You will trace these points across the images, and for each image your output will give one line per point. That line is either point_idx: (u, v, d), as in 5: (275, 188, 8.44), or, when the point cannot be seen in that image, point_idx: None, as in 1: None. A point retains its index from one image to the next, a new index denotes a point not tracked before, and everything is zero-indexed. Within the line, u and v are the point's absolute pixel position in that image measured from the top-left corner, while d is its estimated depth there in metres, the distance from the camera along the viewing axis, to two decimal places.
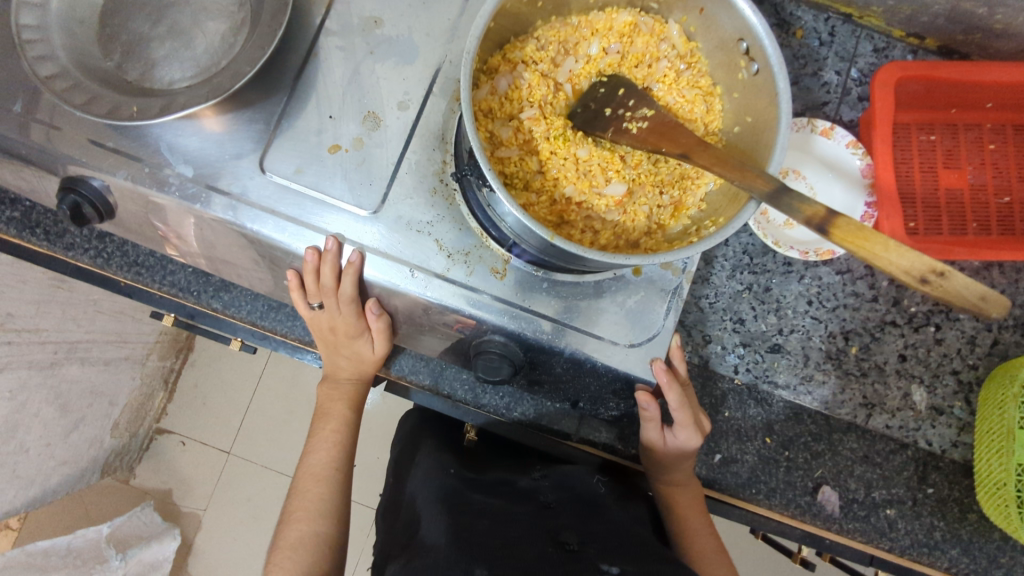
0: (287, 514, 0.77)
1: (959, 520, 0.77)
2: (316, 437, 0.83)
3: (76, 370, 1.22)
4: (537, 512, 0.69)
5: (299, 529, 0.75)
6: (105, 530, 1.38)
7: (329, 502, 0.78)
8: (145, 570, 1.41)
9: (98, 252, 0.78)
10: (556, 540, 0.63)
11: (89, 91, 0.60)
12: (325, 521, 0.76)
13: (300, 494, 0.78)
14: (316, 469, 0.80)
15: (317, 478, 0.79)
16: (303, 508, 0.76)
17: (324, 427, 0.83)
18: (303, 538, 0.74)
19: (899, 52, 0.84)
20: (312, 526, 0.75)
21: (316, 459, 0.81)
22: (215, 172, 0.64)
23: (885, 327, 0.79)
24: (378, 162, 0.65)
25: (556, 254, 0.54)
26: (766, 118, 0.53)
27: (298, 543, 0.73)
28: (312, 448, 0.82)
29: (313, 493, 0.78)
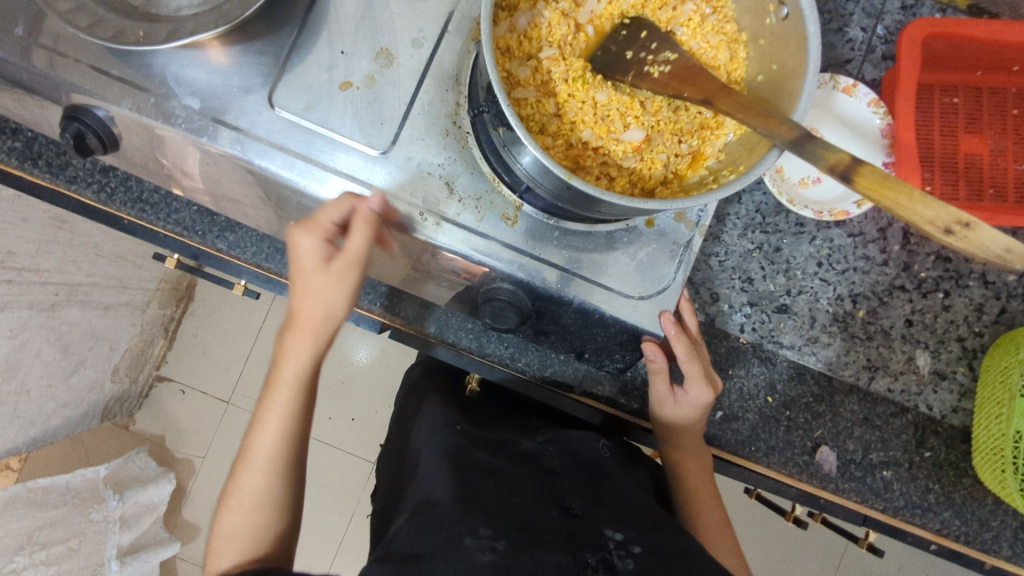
0: (228, 497, 0.69)
1: (954, 484, 0.78)
2: (264, 407, 0.69)
3: (76, 313, 1.22)
4: (541, 476, 0.70)
5: (232, 521, 0.68)
6: (105, 471, 1.37)
7: (274, 500, 0.69)
8: (142, 511, 1.44)
9: (101, 186, 0.75)
10: (560, 505, 0.64)
11: (93, 14, 0.58)
12: (266, 517, 0.68)
13: (242, 475, 0.69)
14: (261, 457, 0.68)
15: (259, 472, 0.68)
16: (244, 493, 0.68)
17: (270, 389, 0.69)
18: (238, 530, 0.67)
19: (928, 9, 0.81)
20: (251, 526, 0.68)
21: (260, 445, 0.69)
22: (222, 105, 0.62)
23: (893, 291, 0.79)
24: (390, 101, 0.64)
25: (571, 196, 0.53)
26: (793, 65, 0.52)
27: (234, 532, 0.67)
28: (258, 424, 0.69)
29: (254, 484, 0.68)
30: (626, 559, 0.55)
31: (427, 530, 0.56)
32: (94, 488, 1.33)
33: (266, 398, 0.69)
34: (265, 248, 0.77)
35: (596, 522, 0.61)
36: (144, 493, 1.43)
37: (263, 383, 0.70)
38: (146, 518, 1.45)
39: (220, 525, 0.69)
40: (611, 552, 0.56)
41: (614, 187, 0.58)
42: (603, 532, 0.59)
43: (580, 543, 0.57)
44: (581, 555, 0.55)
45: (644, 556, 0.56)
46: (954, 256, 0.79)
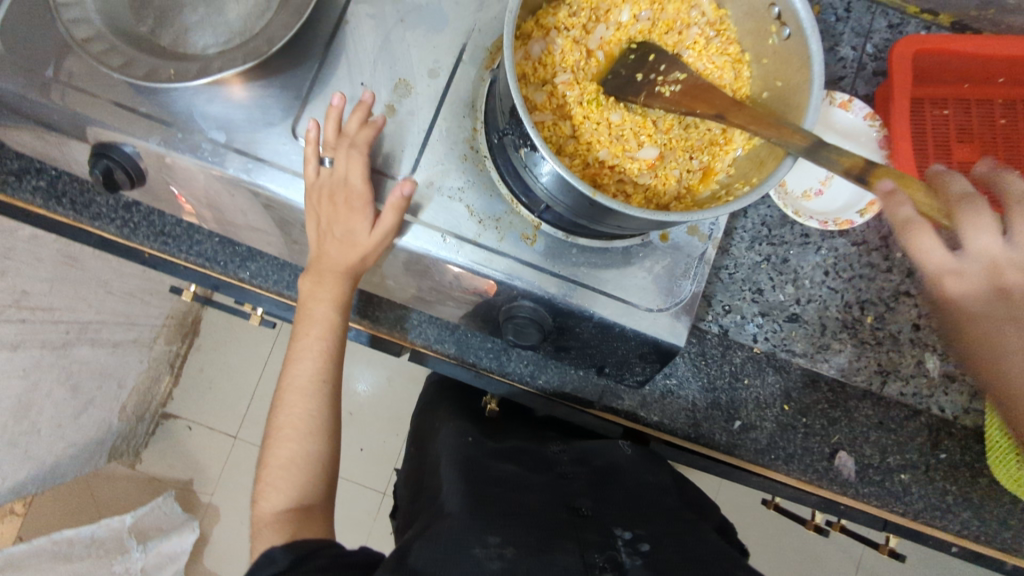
0: (273, 430, 0.67)
1: (971, 484, 0.79)
2: (300, 339, 0.69)
3: (86, 351, 1.22)
4: (552, 481, 0.72)
5: (289, 449, 0.66)
6: (129, 521, 1.39)
7: (319, 418, 0.68)
8: (161, 562, 1.41)
9: (125, 222, 0.77)
10: (569, 505, 0.68)
11: (125, 54, 0.61)
12: (317, 438, 0.67)
13: (285, 406, 0.68)
14: (301, 376, 0.68)
15: (304, 392, 0.68)
16: (294, 417, 0.67)
17: (304, 318, 0.69)
18: (295, 457, 0.66)
19: (914, 27, 0.86)
20: (304, 445, 0.66)
21: (300, 369, 0.68)
22: (247, 137, 0.64)
23: (899, 297, 0.81)
24: (410, 129, 0.66)
25: (590, 211, 0.55)
26: (798, 82, 0.54)
27: (290, 462, 0.66)
28: (295, 355, 0.69)
29: (300, 407, 0.67)
30: (634, 556, 0.59)
31: (440, 538, 0.55)
32: (117, 537, 1.34)
33: (301, 326, 0.69)
34: (286, 276, 0.78)
35: (603, 522, 0.65)
36: (166, 542, 1.42)
37: (296, 316, 0.70)
38: (168, 571, 1.41)
39: (268, 462, 0.66)
40: (620, 550, 0.60)
41: (631, 202, 0.60)
42: (612, 531, 0.63)
43: (589, 543, 0.60)
44: (590, 555, 0.58)
45: (653, 553, 0.59)
46: None
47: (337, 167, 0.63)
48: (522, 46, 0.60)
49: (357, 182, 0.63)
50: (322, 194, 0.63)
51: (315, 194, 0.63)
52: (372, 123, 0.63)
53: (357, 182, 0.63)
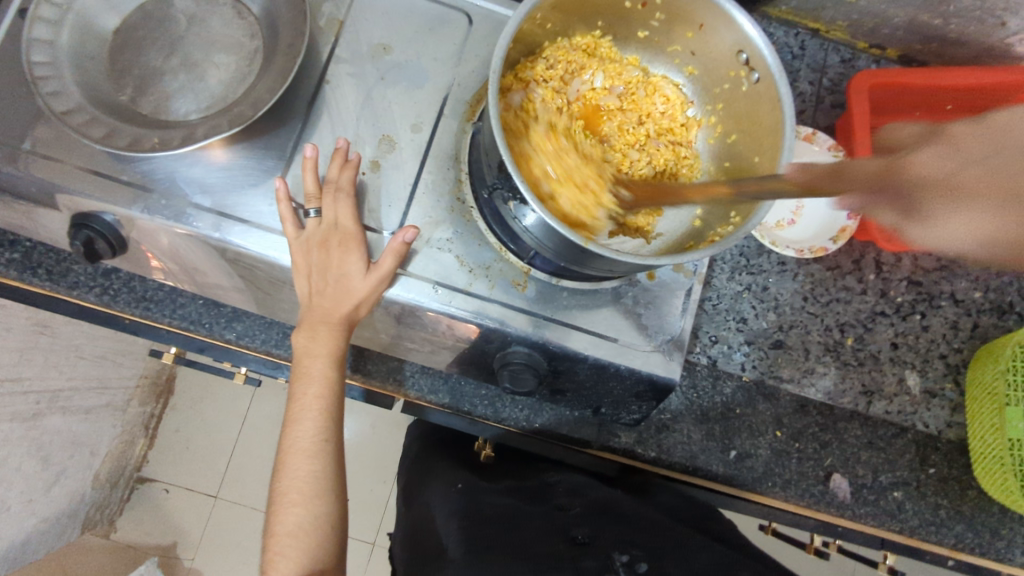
0: (276, 497, 0.65)
1: (961, 497, 0.81)
2: (296, 400, 0.67)
3: (58, 422, 1.18)
4: (548, 513, 0.71)
5: (297, 515, 0.63)
6: None
7: (323, 478, 0.65)
8: None
9: (103, 289, 0.75)
10: (567, 536, 0.66)
11: (106, 125, 0.60)
12: (324, 501, 0.65)
13: (287, 470, 0.65)
14: (302, 438, 0.66)
15: (306, 454, 0.65)
16: (298, 481, 0.64)
17: (300, 377, 0.67)
18: (304, 524, 0.63)
19: (864, 61, 0.91)
20: (312, 509, 0.64)
21: (301, 431, 0.66)
22: (232, 200, 0.64)
23: (875, 318, 0.84)
24: (395, 183, 0.67)
25: (581, 257, 0.56)
26: (770, 123, 0.56)
27: (299, 529, 0.63)
28: (293, 417, 0.67)
29: (305, 469, 0.65)
30: None
31: None
32: None
33: (297, 385, 0.67)
34: (275, 334, 0.77)
35: (603, 548, 0.63)
36: None
37: (291, 376, 0.68)
38: None
39: (275, 531, 0.63)
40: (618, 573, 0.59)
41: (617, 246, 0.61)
42: (610, 556, 0.61)
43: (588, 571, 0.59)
44: None
45: None
46: (924, 280, 0.85)
47: (324, 215, 0.63)
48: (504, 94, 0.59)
49: (349, 225, 0.64)
50: (313, 244, 0.63)
51: (303, 247, 0.63)
52: (351, 164, 0.64)
53: (348, 224, 0.64)
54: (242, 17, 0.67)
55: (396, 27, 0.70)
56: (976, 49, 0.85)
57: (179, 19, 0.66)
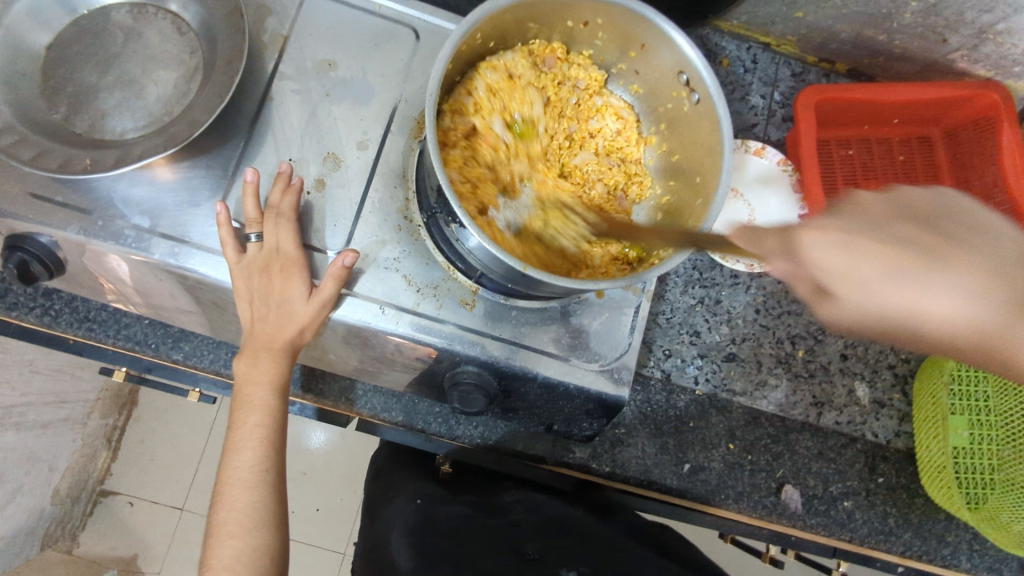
0: (214, 529, 0.62)
1: (908, 505, 0.83)
2: (238, 429, 0.66)
3: (11, 438, 1.15)
4: (504, 528, 0.68)
5: (234, 548, 0.60)
6: None
7: (263, 509, 0.63)
8: None
9: (45, 310, 0.74)
10: (516, 552, 0.62)
11: (36, 145, 0.59)
12: (264, 531, 0.62)
13: (225, 502, 0.63)
14: (243, 468, 0.64)
15: (246, 484, 0.64)
16: (235, 513, 0.62)
17: (241, 405, 0.66)
18: (241, 555, 0.60)
19: (815, 75, 0.92)
20: (250, 541, 0.61)
21: (241, 461, 0.65)
22: (172, 220, 0.63)
23: (826, 329, 0.85)
24: (341, 202, 0.66)
25: (522, 280, 0.56)
26: (710, 143, 0.57)
27: (236, 561, 0.60)
28: (234, 446, 0.65)
29: (244, 500, 0.63)
30: None
31: None
32: None
33: (238, 414, 0.66)
34: (222, 354, 0.77)
35: (552, 565, 0.60)
36: None
37: (231, 405, 0.67)
38: None
39: (210, 565, 0.60)
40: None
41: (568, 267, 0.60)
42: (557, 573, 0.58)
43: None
44: None
45: None
46: None
47: (264, 240, 0.62)
48: (449, 118, 0.59)
49: (290, 250, 0.63)
50: (254, 269, 0.62)
51: (245, 273, 0.62)
52: (293, 187, 0.63)
53: (289, 248, 0.63)
54: (182, 32, 0.66)
55: (341, 43, 0.69)
56: (921, 64, 0.87)
57: (116, 36, 0.65)
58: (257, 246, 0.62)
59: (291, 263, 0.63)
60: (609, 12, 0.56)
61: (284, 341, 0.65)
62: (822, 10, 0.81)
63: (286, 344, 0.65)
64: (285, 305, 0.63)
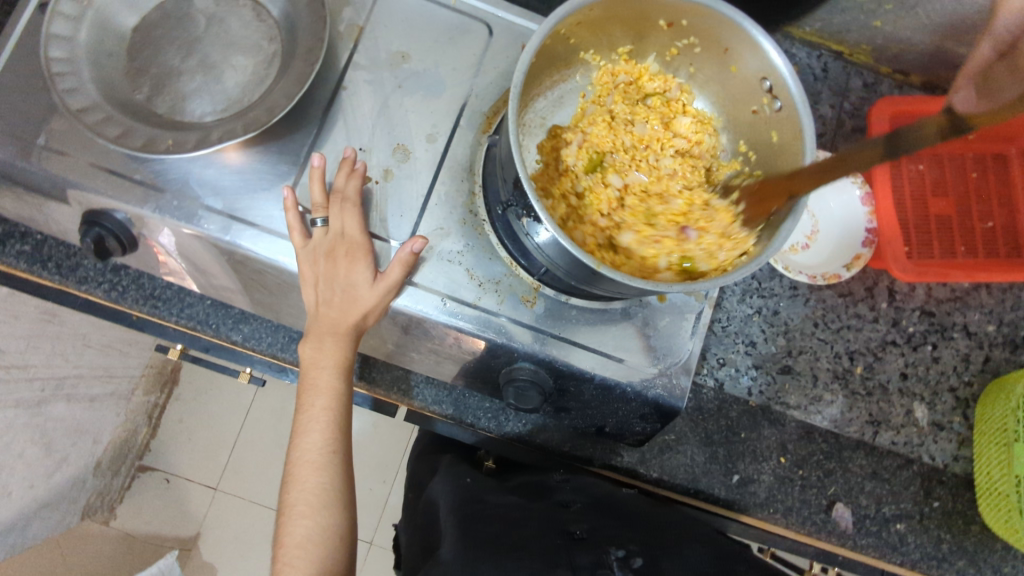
0: (285, 508, 0.63)
1: (964, 532, 0.81)
2: (305, 412, 0.66)
3: (62, 409, 1.19)
4: (551, 510, 0.68)
5: (306, 527, 0.62)
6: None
7: (331, 491, 0.64)
8: None
9: (112, 285, 0.76)
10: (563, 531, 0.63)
11: (121, 124, 0.60)
12: (333, 511, 0.63)
13: (295, 482, 0.64)
14: (310, 450, 0.65)
15: (315, 466, 0.64)
16: (304, 493, 0.63)
17: (307, 388, 0.66)
18: (311, 535, 0.61)
19: (886, 86, 0.89)
20: (319, 522, 0.62)
21: (309, 443, 0.65)
22: (244, 204, 0.64)
23: (886, 347, 0.83)
24: (408, 194, 0.67)
25: (592, 278, 0.56)
26: (790, 151, 0.55)
27: (306, 540, 0.61)
28: (300, 428, 0.66)
29: (312, 481, 0.64)
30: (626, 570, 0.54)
31: None
32: None
33: (305, 398, 0.67)
34: (280, 338, 0.78)
35: (601, 544, 0.59)
36: None
37: (297, 388, 0.68)
38: None
39: (283, 543, 0.61)
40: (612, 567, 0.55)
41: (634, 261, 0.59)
42: (606, 550, 0.58)
43: (582, 567, 0.55)
44: None
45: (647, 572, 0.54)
46: (936, 310, 0.84)
47: (331, 225, 0.63)
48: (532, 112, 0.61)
49: (356, 235, 0.63)
50: (320, 253, 0.62)
51: (310, 257, 0.62)
52: (358, 173, 0.64)
53: (355, 234, 0.63)
54: (261, 19, 0.67)
55: (415, 35, 0.70)
56: None
57: (198, 19, 0.66)
58: (322, 230, 0.63)
59: (359, 249, 0.63)
60: (697, 16, 0.56)
61: (350, 326, 0.65)
62: (902, 19, 0.79)
63: (352, 331, 0.66)
64: (349, 290, 0.64)
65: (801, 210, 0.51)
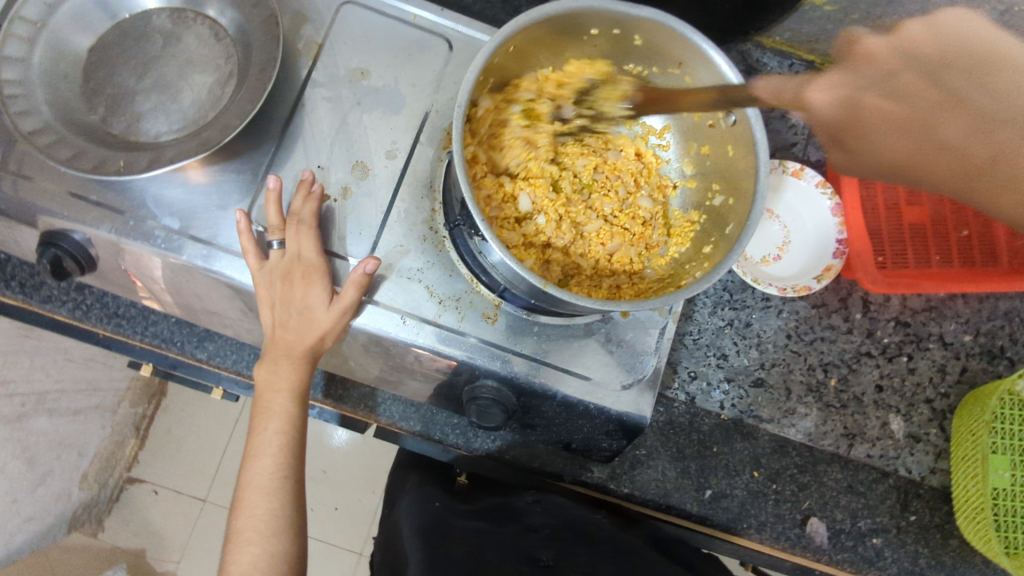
0: (233, 535, 0.62)
1: (942, 546, 0.79)
2: (258, 436, 0.66)
3: (44, 422, 1.18)
4: (517, 534, 0.69)
5: (252, 554, 0.60)
6: None
7: (281, 517, 0.63)
8: None
9: (77, 304, 0.76)
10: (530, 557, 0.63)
11: (74, 146, 0.60)
12: (282, 539, 0.62)
13: (244, 508, 0.63)
14: (261, 475, 0.64)
15: (266, 491, 0.64)
16: (252, 521, 0.62)
17: (262, 411, 0.66)
18: (258, 562, 0.60)
19: None
20: (268, 547, 0.61)
21: (260, 467, 0.64)
22: (201, 224, 0.64)
23: (861, 358, 0.82)
24: (367, 211, 0.66)
25: (544, 298, 0.55)
26: (745, 166, 0.55)
27: (253, 567, 0.60)
28: (253, 452, 0.66)
29: (262, 507, 0.63)
30: None
31: None
32: None
33: (259, 420, 0.66)
34: (246, 355, 0.78)
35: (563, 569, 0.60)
36: None
37: (252, 411, 0.67)
38: None
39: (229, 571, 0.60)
40: None
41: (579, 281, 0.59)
42: None
43: None
44: None
45: None
46: (912, 321, 0.83)
47: (286, 246, 0.62)
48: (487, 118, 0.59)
49: (311, 257, 0.63)
50: (275, 276, 0.62)
51: (266, 278, 0.62)
52: (315, 195, 0.63)
53: (309, 255, 0.63)
54: (219, 38, 0.67)
55: (375, 51, 0.69)
56: None
57: (155, 39, 0.66)
58: (279, 250, 0.62)
59: (313, 270, 0.63)
60: (647, 31, 0.55)
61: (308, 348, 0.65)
62: None
63: (311, 352, 0.65)
64: (304, 310, 0.63)
65: (755, 224, 0.50)
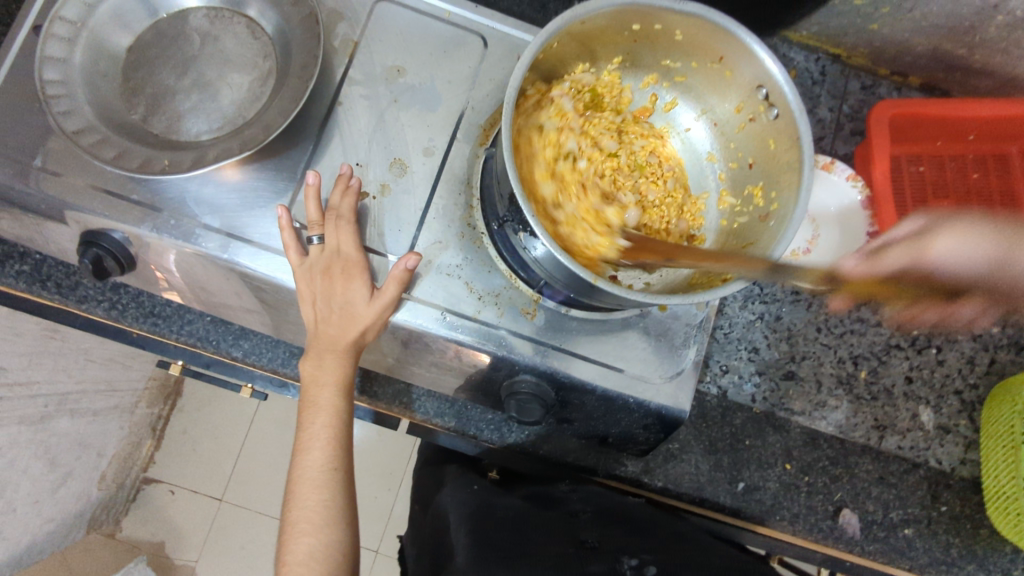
0: (286, 526, 0.63)
1: (973, 537, 0.80)
2: (305, 429, 0.66)
3: (66, 423, 1.18)
4: (562, 519, 0.68)
5: (308, 545, 0.61)
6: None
7: (333, 508, 0.64)
8: None
9: (112, 303, 0.76)
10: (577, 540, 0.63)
11: (117, 145, 0.60)
12: (336, 529, 0.63)
13: (296, 500, 0.64)
14: (310, 467, 0.65)
15: (316, 484, 0.64)
16: (304, 512, 0.63)
17: (308, 406, 0.66)
18: (315, 552, 0.61)
19: (884, 88, 0.89)
20: (323, 538, 0.62)
21: (310, 461, 0.65)
22: (242, 222, 0.64)
23: (890, 350, 0.82)
24: (406, 208, 0.66)
25: (589, 292, 0.55)
26: (789, 160, 0.55)
27: (310, 558, 0.61)
28: (302, 446, 0.66)
29: (313, 499, 0.64)
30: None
31: None
32: None
33: (305, 416, 0.67)
34: (280, 353, 0.78)
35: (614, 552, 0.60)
36: None
37: (299, 406, 0.68)
38: None
39: (286, 561, 0.61)
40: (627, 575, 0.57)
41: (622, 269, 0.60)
42: (619, 559, 0.59)
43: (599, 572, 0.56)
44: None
45: None
46: None
47: (327, 242, 0.63)
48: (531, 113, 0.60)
49: (353, 253, 0.63)
50: (316, 272, 0.63)
51: (307, 274, 0.62)
52: (353, 190, 0.63)
53: (352, 251, 0.63)
54: (256, 37, 0.67)
55: (411, 48, 0.70)
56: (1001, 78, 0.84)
57: (193, 38, 0.66)
58: (320, 246, 0.63)
59: (355, 265, 0.63)
60: (691, 27, 0.55)
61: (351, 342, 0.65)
62: (899, 22, 0.79)
63: (354, 346, 0.66)
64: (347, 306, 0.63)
65: (800, 219, 0.50)
